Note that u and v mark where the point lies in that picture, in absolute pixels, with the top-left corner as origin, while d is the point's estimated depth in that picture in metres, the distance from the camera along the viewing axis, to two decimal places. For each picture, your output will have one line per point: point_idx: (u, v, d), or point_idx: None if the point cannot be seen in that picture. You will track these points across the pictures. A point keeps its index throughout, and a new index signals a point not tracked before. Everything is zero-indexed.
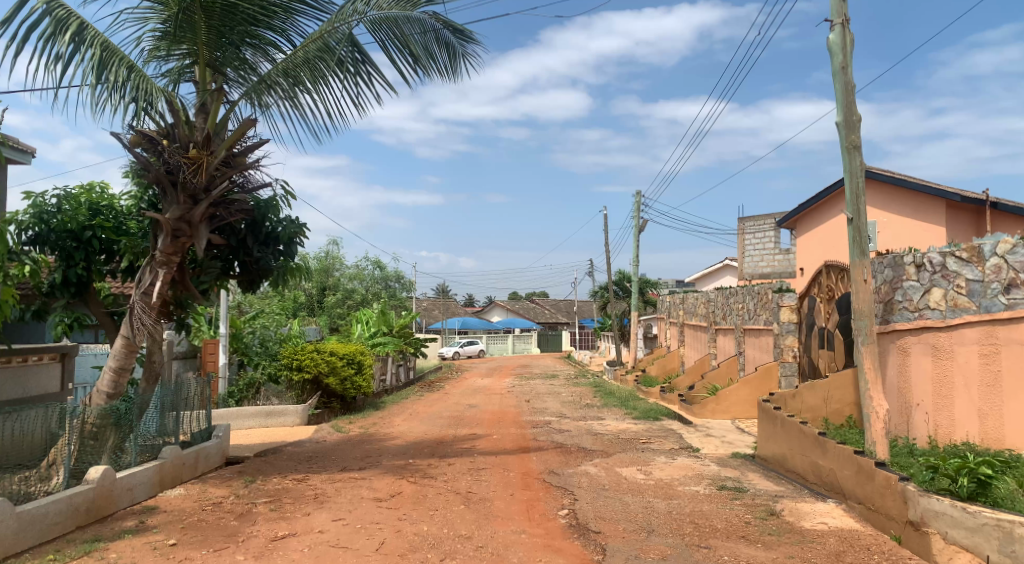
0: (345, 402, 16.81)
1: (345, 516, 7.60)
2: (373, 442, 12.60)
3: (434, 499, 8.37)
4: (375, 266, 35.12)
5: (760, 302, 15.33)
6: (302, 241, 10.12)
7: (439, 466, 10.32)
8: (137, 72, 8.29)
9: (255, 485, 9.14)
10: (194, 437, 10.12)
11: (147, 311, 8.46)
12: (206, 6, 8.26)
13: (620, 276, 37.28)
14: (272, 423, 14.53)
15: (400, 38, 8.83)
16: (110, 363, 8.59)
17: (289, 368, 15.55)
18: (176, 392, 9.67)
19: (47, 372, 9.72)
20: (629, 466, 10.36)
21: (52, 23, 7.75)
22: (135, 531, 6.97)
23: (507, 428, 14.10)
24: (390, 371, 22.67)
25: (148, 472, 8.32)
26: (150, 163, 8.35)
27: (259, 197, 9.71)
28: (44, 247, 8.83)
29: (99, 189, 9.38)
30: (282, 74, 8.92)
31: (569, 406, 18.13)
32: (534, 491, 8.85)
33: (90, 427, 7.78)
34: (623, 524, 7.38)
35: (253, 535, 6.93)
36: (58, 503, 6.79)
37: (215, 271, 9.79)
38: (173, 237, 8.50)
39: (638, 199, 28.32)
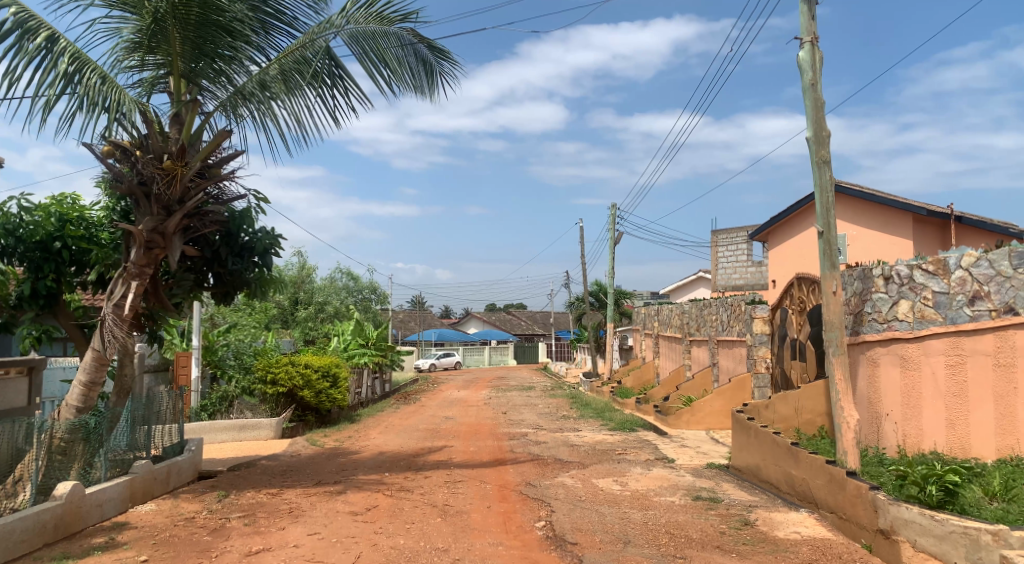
0: (320, 415, 16.70)
1: (321, 530, 7.54)
2: (347, 455, 12.51)
3: (410, 511, 8.33)
4: (349, 277, 34.83)
5: (733, 314, 15.51)
6: (277, 252, 10.05)
7: (416, 479, 10.27)
8: (110, 82, 8.21)
9: (228, 499, 9.03)
10: (166, 452, 10.01)
11: (119, 323, 8.33)
12: (181, 18, 8.22)
13: (597, 287, 37.47)
14: (245, 436, 14.38)
15: (377, 50, 8.85)
16: (80, 377, 8.43)
17: (263, 381, 15.46)
18: (147, 406, 9.55)
19: (13, 387, 9.57)
20: (605, 477, 10.39)
21: (22, 33, 7.65)
22: (105, 548, 6.85)
23: (483, 440, 14.05)
24: (367, 384, 22.48)
25: (118, 487, 8.17)
26: (123, 174, 8.28)
27: (234, 208, 9.62)
28: (12, 259, 8.72)
29: (70, 200, 9.24)
30: (259, 86, 8.89)
31: (547, 418, 18.13)
32: (511, 502, 8.85)
33: (58, 441, 7.63)
34: (599, 536, 7.42)
35: (227, 550, 6.84)
36: (24, 521, 6.64)
37: (188, 283, 9.72)
38: (147, 249, 8.40)
39: (614, 211, 28.50)
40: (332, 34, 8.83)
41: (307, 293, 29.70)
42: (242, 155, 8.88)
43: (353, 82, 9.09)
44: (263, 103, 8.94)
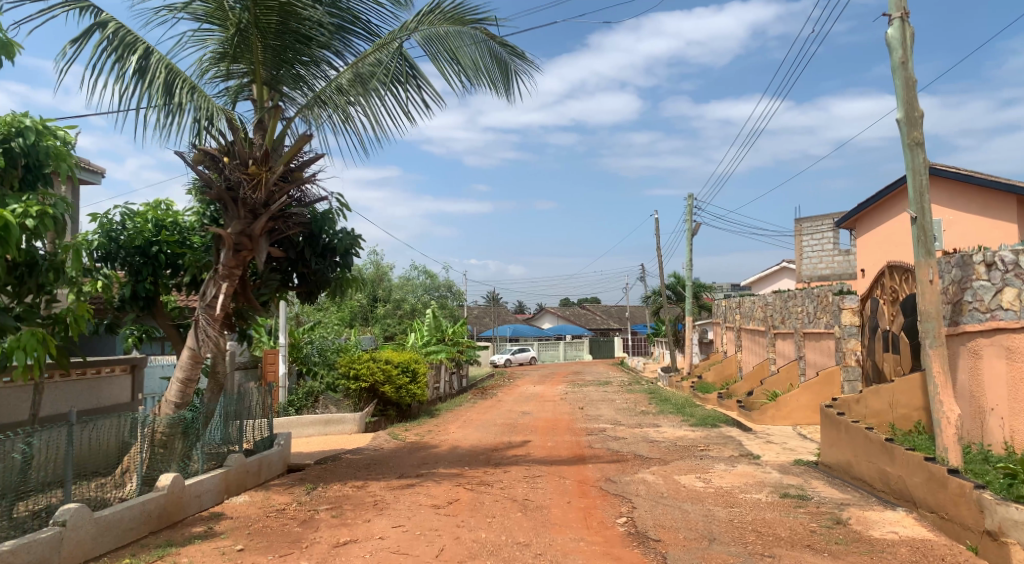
0: (401, 410, 17.05)
1: (405, 522, 7.70)
2: (428, 449, 12.73)
3: (491, 506, 8.40)
4: (426, 275, 35.45)
5: (820, 305, 14.91)
6: (357, 252, 10.31)
7: (495, 473, 10.35)
8: (200, 93, 8.59)
9: (317, 492, 9.35)
10: (257, 446, 10.44)
11: (212, 323, 8.76)
12: (262, 27, 8.52)
13: (674, 281, 36.83)
14: (331, 431, 14.86)
15: (450, 50, 8.91)
16: (178, 374, 8.86)
17: (347, 377, 15.92)
18: (239, 402, 9.99)
19: (118, 383, 10.35)
20: (688, 474, 10.18)
21: (119, 47, 8.12)
22: (204, 536, 7.21)
23: (561, 435, 14.02)
24: (445, 379, 22.80)
25: (214, 479, 8.58)
26: (212, 180, 8.66)
27: (316, 210, 9.93)
28: (114, 264, 9.26)
29: (165, 207, 9.78)
30: (337, 90, 9.13)
31: (625, 414, 17.92)
32: (591, 498, 8.80)
33: (160, 435, 8.08)
34: (683, 533, 7.28)
35: (316, 541, 7.08)
36: (132, 510, 7.05)
37: (275, 283, 10.09)
38: (235, 251, 8.76)
39: (690, 202, 27.88)
40: (406, 35, 8.97)
41: (386, 291, 30.42)
42: (323, 158, 9.14)
43: (428, 82, 9.23)
44: (340, 106, 9.16)
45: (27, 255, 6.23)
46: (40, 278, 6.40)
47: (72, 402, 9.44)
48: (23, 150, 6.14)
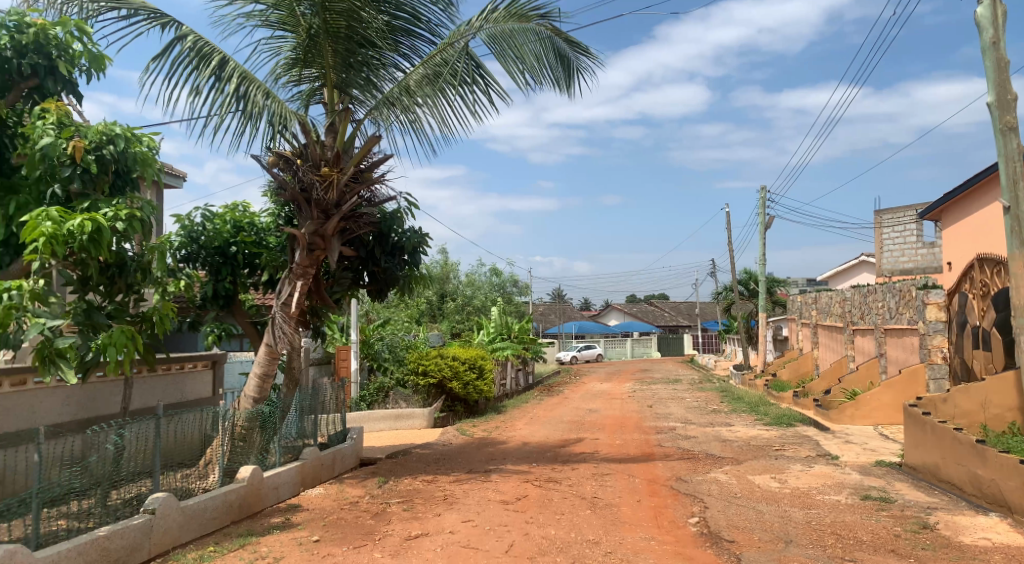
0: (469, 406, 17.21)
1: (474, 517, 7.77)
2: (496, 445, 12.80)
3: (560, 503, 8.38)
4: (492, 272, 35.68)
5: (903, 300, 14.25)
6: (425, 250, 10.48)
7: (564, 470, 10.32)
8: (274, 99, 8.87)
9: (388, 485, 9.53)
10: (331, 439, 10.75)
11: (287, 320, 9.03)
12: (331, 31, 8.72)
13: (746, 276, 35.93)
14: (401, 425, 15.15)
15: (515, 47, 8.92)
16: (256, 370, 9.19)
17: (416, 373, 16.17)
18: (313, 396, 10.30)
19: (200, 379, 10.82)
20: (762, 474, 9.91)
21: (197, 57, 8.48)
22: (282, 527, 7.45)
23: (630, 433, 13.87)
24: (511, 376, 22.90)
25: (291, 472, 8.87)
26: (287, 182, 8.93)
27: (385, 209, 10.13)
28: (196, 264, 9.69)
29: (242, 208, 10.16)
30: (404, 91, 9.26)
31: (696, 412, 17.59)
32: (661, 497, 8.67)
33: (240, 429, 8.40)
34: (757, 534, 7.09)
35: (389, 534, 7.22)
36: (215, 500, 7.36)
37: (347, 281, 10.41)
38: (309, 251, 9.02)
39: (763, 194, 27.10)
40: (471, 35, 9.03)
41: (453, 289, 30.79)
42: (391, 158, 9.31)
43: (493, 80, 9.26)
44: (407, 107, 9.28)
45: (118, 256, 6.56)
46: (130, 278, 6.73)
47: (159, 396, 9.93)
48: (114, 156, 6.47)
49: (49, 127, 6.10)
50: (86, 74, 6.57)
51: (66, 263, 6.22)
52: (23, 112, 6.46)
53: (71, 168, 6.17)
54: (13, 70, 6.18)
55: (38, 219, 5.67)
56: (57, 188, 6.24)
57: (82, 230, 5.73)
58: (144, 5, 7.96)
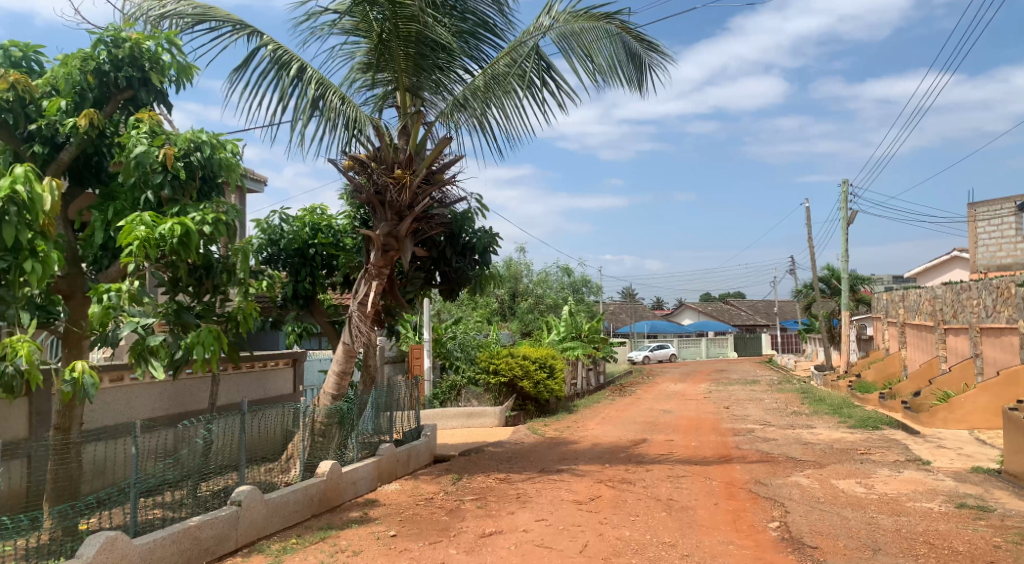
0: (540, 405, 17.23)
1: (548, 517, 7.76)
2: (568, 445, 12.76)
3: (635, 504, 8.28)
4: (563, 271, 35.58)
5: (1001, 297, 13.42)
6: (495, 250, 10.48)
7: (638, 471, 10.19)
8: (349, 103, 9.09)
9: (462, 482, 9.64)
10: (406, 436, 10.96)
11: (363, 319, 9.25)
12: (403, 35, 8.87)
13: (828, 273, 34.59)
14: (473, 423, 15.30)
15: (584, 46, 8.85)
16: (335, 367, 9.42)
17: (487, 372, 16.30)
18: (389, 394, 10.52)
19: (282, 376, 11.23)
20: (847, 479, 9.51)
21: (277, 66, 8.79)
22: (361, 521, 7.65)
23: (706, 435, 13.57)
24: (582, 375, 22.79)
25: (368, 467, 9.08)
26: (362, 185, 9.14)
27: (456, 210, 10.20)
28: (277, 265, 10.12)
29: (320, 211, 10.47)
30: (473, 93, 9.33)
31: (775, 414, 17.05)
32: (740, 500, 8.44)
33: (319, 425, 8.66)
34: (843, 541, 6.80)
35: (464, 531, 7.30)
36: (297, 493, 7.60)
37: (419, 281, 10.62)
38: (383, 251, 9.21)
39: (845, 188, 26.02)
40: (541, 35, 9.01)
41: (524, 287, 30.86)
42: (463, 160, 9.40)
43: (562, 79, 9.22)
44: (478, 107, 9.35)
45: (205, 259, 6.86)
46: (216, 279, 7.02)
47: (243, 393, 10.35)
48: (202, 163, 6.75)
49: (142, 136, 6.42)
50: (175, 84, 6.89)
51: (158, 265, 6.54)
52: (119, 122, 6.82)
53: (163, 174, 6.47)
54: (110, 83, 6.53)
55: (133, 223, 5.99)
56: (150, 194, 6.57)
57: (172, 234, 6.01)
58: (228, 17, 8.30)
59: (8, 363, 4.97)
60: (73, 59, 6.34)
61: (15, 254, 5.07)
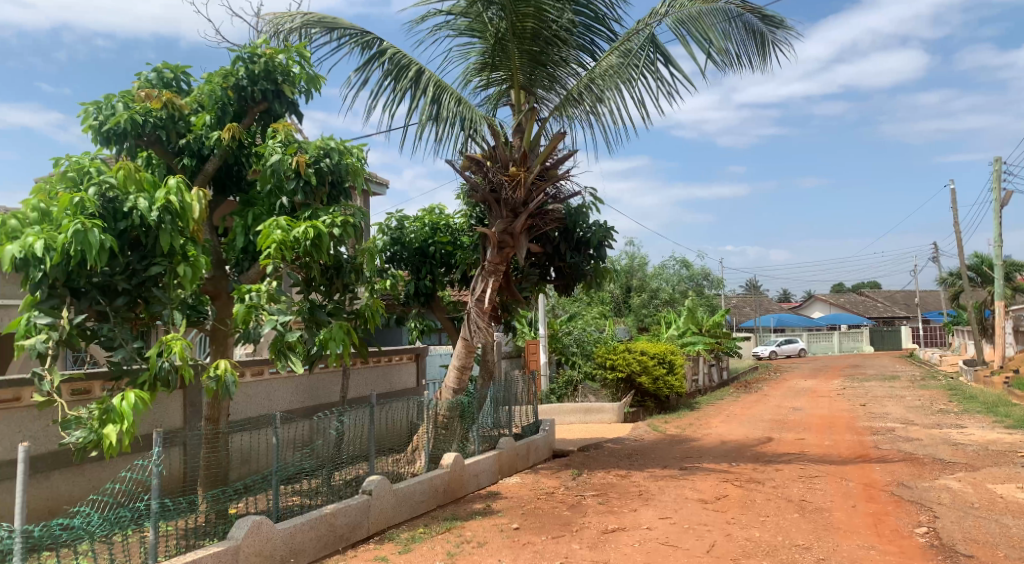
0: (660, 401, 16.88)
1: (672, 515, 7.58)
2: (690, 442, 12.43)
3: (764, 505, 7.93)
4: (681, 264, 34.69)
5: None
6: (611, 244, 10.38)
7: (766, 471, 9.76)
8: (465, 104, 9.26)
9: (582, 478, 9.62)
10: (525, 430, 11.09)
11: (481, 316, 9.40)
12: (518, 33, 8.95)
13: (978, 260, 31.71)
14: (591, 419, 15.24)
15: (702, 30, 8.51)
16: (455, 362, 9.60)
17: (604, 368, 16.12)
18: (507, 389, 10.63)
19: (406, 370, 11.65)
20: (1006, 484, 8.67)
21: (397, 71, 9.12)
22: (484, 513, 7.79)
23: (841, 434, 12.80)
24: (703, 371, 22.13)
25: (489, 460, 9.23)
26: (478, 184, 9.31)
27: (570, 205, 10.22)
28: (400, 264, 10.51)
29: (438, 211, 10.76)
30: (587, 86, 9.23)
31: (919, 412, 15.83)
32: (881, 503, 7.90)
33: (442, 418, 8.92)
34: (1004, 551, 6.21)
35: (586, 526, 7.27)
36: (423, 484, 7.83)
37: (534, 277, 10.71)
38: (499, 248, 9.36)
39: (996, 167, 23.77)
40: (656, 22, 8.80)
41: (641, 282, 30.36)
42: (576, 154, 9.34)
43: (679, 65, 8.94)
44: (592, 101, 9.24)
45: (335, 259, 7.20)
46: (345, 278, 7.37)
47: (371, 386, 10.82)
48: (331, 168, 7.08)
49: (278, 146, 6.85)
50: (305, 95, 7.28)
51: (293, 265, 6.92)
52: (257, 133, 7.30)
53: (296, 180, 6.81)
54: (248, 96, 6.98)
55: (271, 227, 6.39)
56: (284, 200, 6.99)
57: (306, 236, 6.35)
58: (351, 26, 8.67)
59: (163, 359, 5.41)
60: (217, 76, 6.86)
61: (170, 259, 5.56)
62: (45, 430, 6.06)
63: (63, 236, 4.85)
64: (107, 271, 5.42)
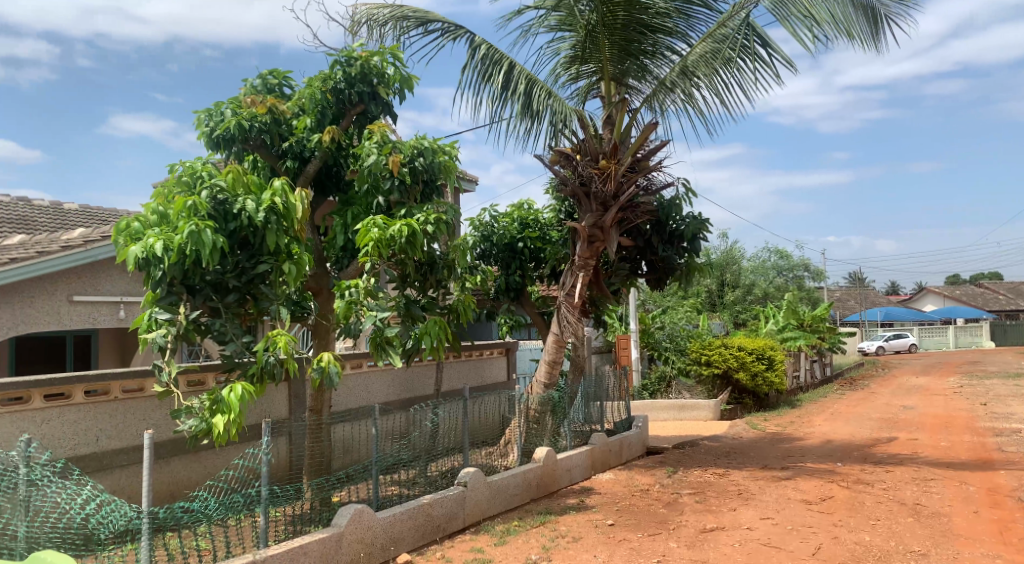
0: (758, 399, 16.32)
1: (774, 516, 7.30)
2: (792, 441, 11.94)
3: (875, 507, 7.52)
4: (779, 256, 33.38)
5: None
6: (706, 236, 10.07)
7: (876, 472, 9.25)
8: (555, 97, 9.24)
9: (678, 476, 9.42)
10: (617, 426, 10.97)
11: (571, 310, 9.40)
12: (609, 24, 8.81)
13: None
14: (686, 416, 14.92)
15: (804, 9, 8.16)
16: (545, 357, 9.61)
17: (698, 363, 15.80)
18: (598, 384, 10.52)
19: (496, 365, 11.75)
20: None
21: (488, 65, 9.15)
22: (578, 508, 7.76)
23: (959, 435, 11.97)
24: (805, 368, 21.19)
25: (582, 455, 9.18)
26: (567, 177, 9.25)
27: (662, 197, 10.01)
28: (490, 260, 10.59)
29: (527, 206, 10.82)
30: (681, 74, 9.03)
31: None
32: (1007, 510, 7.33)
33: (533, 412, 8.95)
34: None
35: (683, 524, 7.12)
36: (516, 477, 7.86)
37: (624, 272, 10.57)
38: (589, 243, 9.25)
39: None
40: (753, 5, 8.50)
41: (736, 275, 29.43)
42: (669, 144, 9.13)
43: (777, 49, 8.58)
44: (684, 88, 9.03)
45: (429, 256, 7.32)
46: (438, 274, 7.50)
47: (464, 380, 10.98)
48: (425, 167, 7.21)
49: (374, 146, 7.03)
50: (399, 95, 7.45)
51: (389, 262, 7.10)
52: (354, 135, 7.48)
53: (391, 180, 7.01)
54: (346, 99, 7.22)
55: (368, 226, 6.57)
56: (380, 199, 7.17)
57: (400, 234, 6.49)
58: (442, 25, 8.80)
59: (270, 353, 5.71)
60: (316, 80, 7.14)
61: (276, 257, 5.82)
62: (165, 418, 6.47)
63: (180, 237, 5.17)
64: (218, 270, 5.72)
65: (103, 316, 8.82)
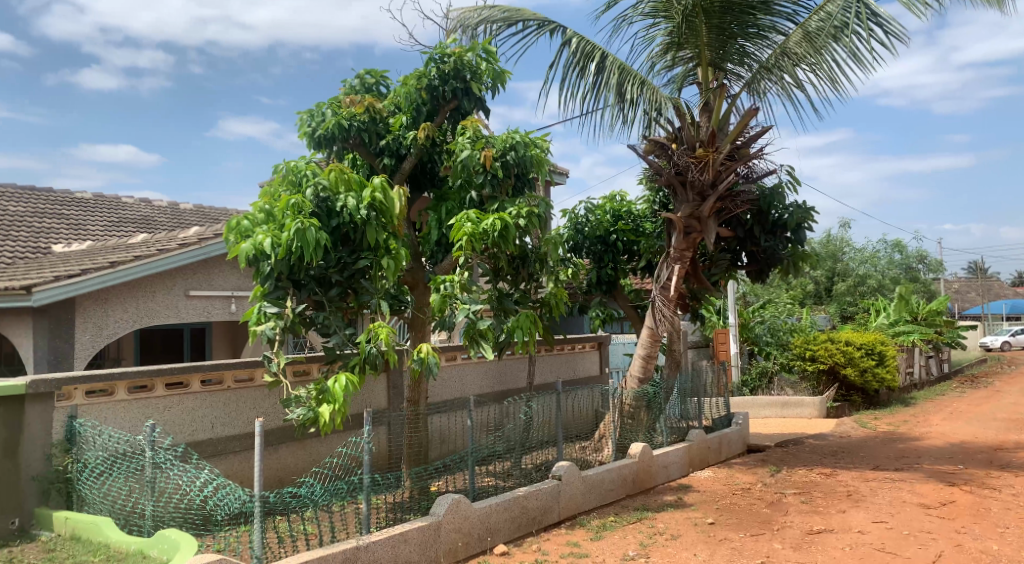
0: (868, 396, 15.44)
1: (888, 519, 6.88)
2: (906, 442, 11.23)
3: (1002, 514, 6.95)
4: (890, 246, 31.47)
5: None
6: (811, 225, 9.54)
7: (1003, 477, 8.56)
8: (649, 86, 9.02)
9: (781, 475, 9.04)
10: (715, 423, 10.65)
11: (667, 303, 9.07)
12: (706, 8, 8.49)
13: None
14: (789, 413, 14.33)
15: None
16: (640, 351, 9.41)
17: (803, 358, 14.99)
18: (695, 380, 10.23)
19: (589, 359, 11.67)
20: None
21: (580, 57, 9.03)
22: (676, 506, 7.58)
23: None
24: (920, 364, 19.85)
25: (679, 452, 8.97)
26: (662, 167, 9.01)
27: (764, 185, 9.59)
28: (582, 253, 10.51)
29: (620, 198, 10.64)
30: (784, 54, 8.66)
31: None
32: None
33: (627, 407, 8.80)
34: None
35: (788, 525, 6.82)
36: (611, 473, 7.76)
37: (724, 262, 10.21)
38: (686, 234, 9.01)
39: None
40: None
41: (842, 267, 27.94)
42: (771, 130, 8.74)
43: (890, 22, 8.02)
44: (788, 70, 8.69)
45: (521, 250, 7.35)
46: (530, 267, 7.50)
47: (557, 373, 10.95)
48: (517, 161, 7.19)
49: (467, 141, 7.06)
50: (492, 89, 7.48)
51: (482, 256, 7.15)
52: (448, 131, 7.58)
53: (484, 175, 7.05)
54: (440, 95, 7.28)
55: (462, 221, 6.63)
56: (473, 194, 7.26)
57: (494, 228, 6.52)
58: (534, 18, 8.77)
59: (371, 344, 5.83)
60: (411, 79, 7.28)
61: (375, 252, 5.97)
62: (274, 407, 6.78)
63: (286, 235, 5.37)
64: (322, 265, 5.92)
65: (217, 309, 9.33)
